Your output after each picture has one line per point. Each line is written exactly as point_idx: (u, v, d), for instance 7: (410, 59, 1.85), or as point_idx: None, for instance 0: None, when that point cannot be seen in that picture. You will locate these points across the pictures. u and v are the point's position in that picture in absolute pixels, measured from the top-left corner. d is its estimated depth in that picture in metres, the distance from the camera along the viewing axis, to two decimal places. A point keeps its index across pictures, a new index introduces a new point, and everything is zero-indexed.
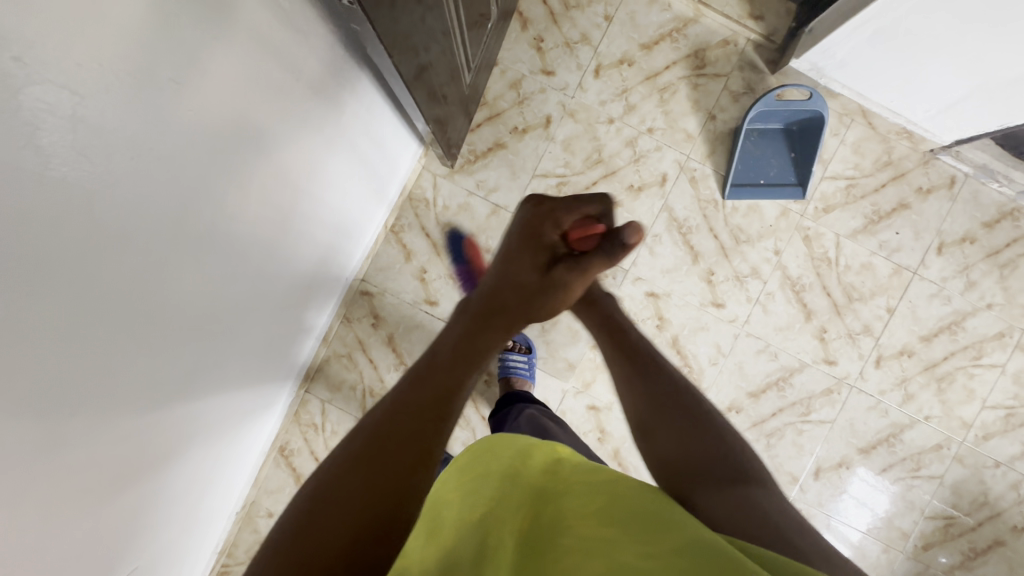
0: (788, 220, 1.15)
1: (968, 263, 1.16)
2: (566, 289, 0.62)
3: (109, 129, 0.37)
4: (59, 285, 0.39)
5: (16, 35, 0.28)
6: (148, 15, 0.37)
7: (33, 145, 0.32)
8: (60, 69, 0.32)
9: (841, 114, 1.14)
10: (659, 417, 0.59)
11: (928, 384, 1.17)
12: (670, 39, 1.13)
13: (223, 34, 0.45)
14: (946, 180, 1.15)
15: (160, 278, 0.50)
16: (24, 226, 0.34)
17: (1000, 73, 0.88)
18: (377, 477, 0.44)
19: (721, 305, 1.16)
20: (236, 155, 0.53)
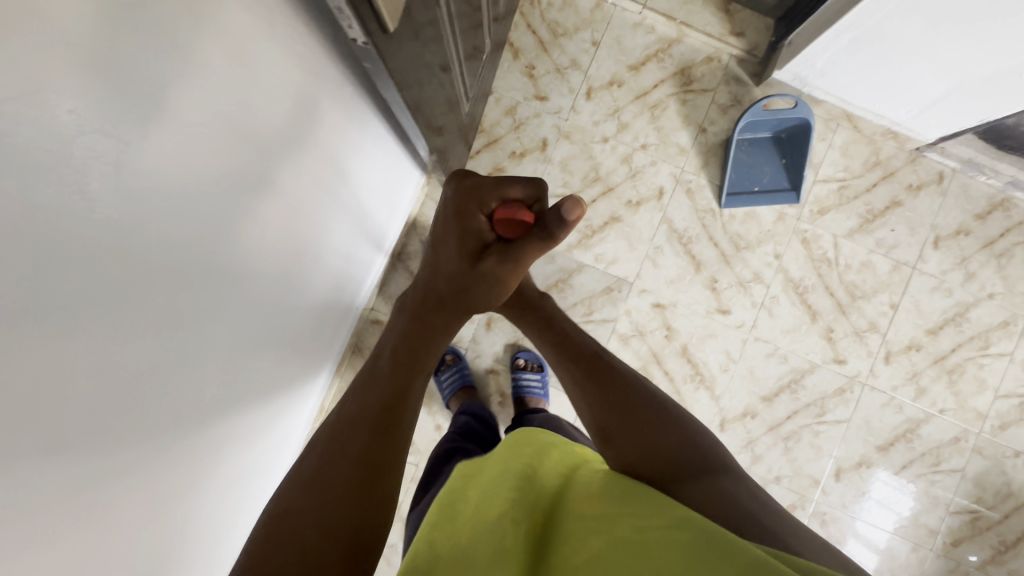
0: (785, 225, 1.18)
1: (965, 255, 1.18)
2: (495, 278, 0.61)
3: (146, 173, 0.40)
4: (101, 319, 0.40)
5: (70, 89, 0.31)
6: (179, 63, 0.39)
7: (81, 192, 0.34)
8: (107, 119, 0.34)
9: (827, 120, 1.17)
10: (620, 415, 0.58)
11: (938, 377, 1.18)
12: (656, 59, 1.18)
13: (247, 78, 0.48)
14: (935, 176, 1.18)
15: (187, 310, 0.51)
16: (74, 268, 0.35)
17: (974, 72, 0.92)
18: (332, 493, 0.46)
19: (728, 312, 1.17)
20: (254, 192, 0.56)
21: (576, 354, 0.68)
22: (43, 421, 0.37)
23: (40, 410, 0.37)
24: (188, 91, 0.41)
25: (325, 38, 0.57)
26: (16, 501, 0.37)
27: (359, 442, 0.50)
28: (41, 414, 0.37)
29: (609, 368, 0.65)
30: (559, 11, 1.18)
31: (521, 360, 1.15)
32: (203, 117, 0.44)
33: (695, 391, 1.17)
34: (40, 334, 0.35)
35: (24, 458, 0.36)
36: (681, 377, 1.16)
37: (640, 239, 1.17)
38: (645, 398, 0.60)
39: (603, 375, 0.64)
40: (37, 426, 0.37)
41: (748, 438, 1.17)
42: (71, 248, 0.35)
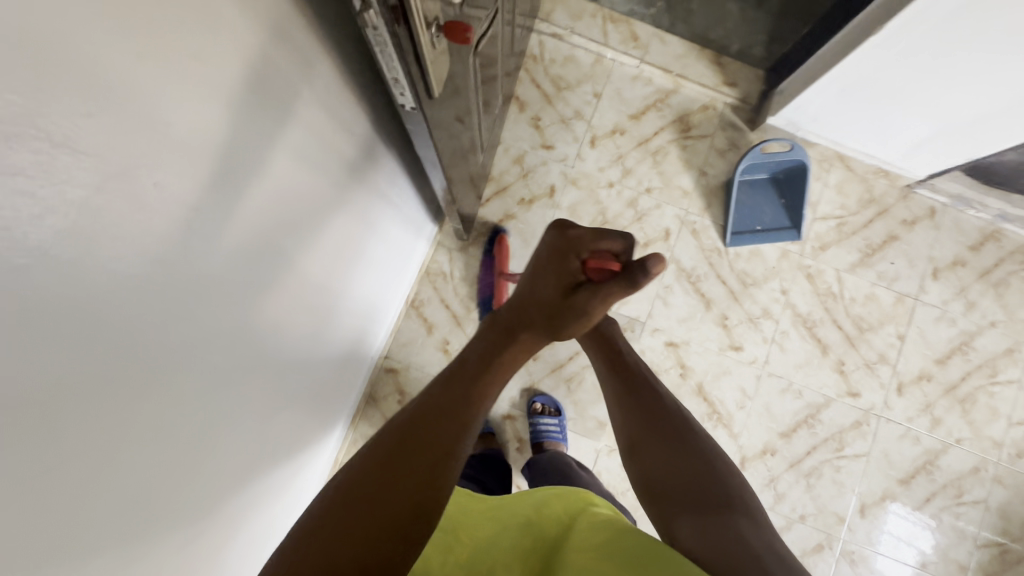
0: (789, 261, 1.21)
1: (963, 285, 1.22)
2: (586, 315, 0.55)
3: (214, 235, 0.41)
4: (170, 342, 0.39)
5: (156, 168, 0.33)
6: (250, 118, 0.41)
7: (159, 262, 0.35)
8: (189, 191, 0.36)
9: (820, 161, 1.23)
10: (655, 438, 0.58)
11: (952, 407, 1.19)
12: (655, 108, 1.24)
13: (305, 135, 0.50)
14: (927, 211, 1.23)
15: (243, 328, 0.50)
16: (143, 333, 0.36)
17: (961, 114, 0.98)
18: (401, 478, 0.44)
19: (740, 348, 1.18)
20: (300, 232, 0.56)
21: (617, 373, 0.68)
22: (103, 472, 0.36)
23: (101, 466, 0.36)
24: (263, 123, 0.43)
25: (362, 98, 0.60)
26: (73, 557, 0.35)
27: (431, 432, 0.48)
28: (105, 456, 0.36)
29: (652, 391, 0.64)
30: (561, 67, 1.24)
31: (538, 404, 1.14)
32: (269, 156, 0.45)
33: (713, 430, 1.16)
34: (114, 381, 0.34)
35: (85, 505, 0.35)
36: (699, 416, 1.16)
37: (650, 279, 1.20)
38: (669, 423, 0.59)
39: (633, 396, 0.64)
40: (96, 486, 0.36)
41: (769, 476, 1.15)
42: (146, 299, 0.35)
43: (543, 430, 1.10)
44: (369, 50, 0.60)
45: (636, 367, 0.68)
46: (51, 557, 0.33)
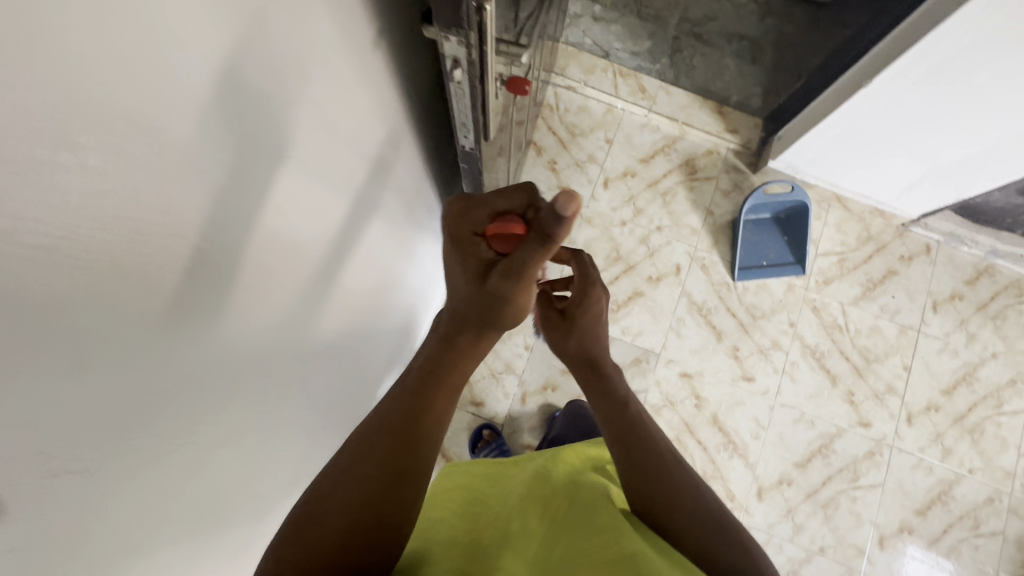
0: (794, 294, 1.27)
1: (963, 317, 1.27)
2: (511, 295, 0.50)
3: (274, 256, 0.47)
4: (245, 319, 0.44)
5: (240, 196, 0.39)
6: (309, 134, 0.47)
7: (236, 277, 0.41)
8: (260, 218, 0.43)
9: (819, 201, 1.31)
10: (676, 504, 0.53)
11: (961, 436, 1.21)
12: (663, 152, 1.33)
13: (349, 170, 0.58)
14: (923, 247, 1.30)
15: (293, 331, 0.55)
16: (219, 341, 0.41)
17: (948, 158, 1.06)
18: (356, 496, 0.45)
19: (752, 379, 1.22)
20: (343, 252, 0.63)
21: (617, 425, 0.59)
22: (178, 466, 0.41)
23: (178, 460, 0.40)
24: (314, 137, 0.48)
25: (390, 133, 0.68)
26: (156, 510, 0.39)
27: (384, 446, 0.48)
28: (184, 452, 0.41)
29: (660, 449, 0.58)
30: (575, 115, 1.34)
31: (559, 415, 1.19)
32: (324, 186, 0.53)
33: (729, 460, 1.18)
34: (204, 348, 0.39)
35: (170, 462, 0.39)
36: (715, 446, 1.18)
37: (663, 311, 1.25)
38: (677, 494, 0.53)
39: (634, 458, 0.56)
40: (171, 478, 0.40)
41: (787, 506, 1.16)
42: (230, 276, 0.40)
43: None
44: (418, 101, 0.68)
45: (641, 420, 0.60)
46: (132, 537, 0.37)
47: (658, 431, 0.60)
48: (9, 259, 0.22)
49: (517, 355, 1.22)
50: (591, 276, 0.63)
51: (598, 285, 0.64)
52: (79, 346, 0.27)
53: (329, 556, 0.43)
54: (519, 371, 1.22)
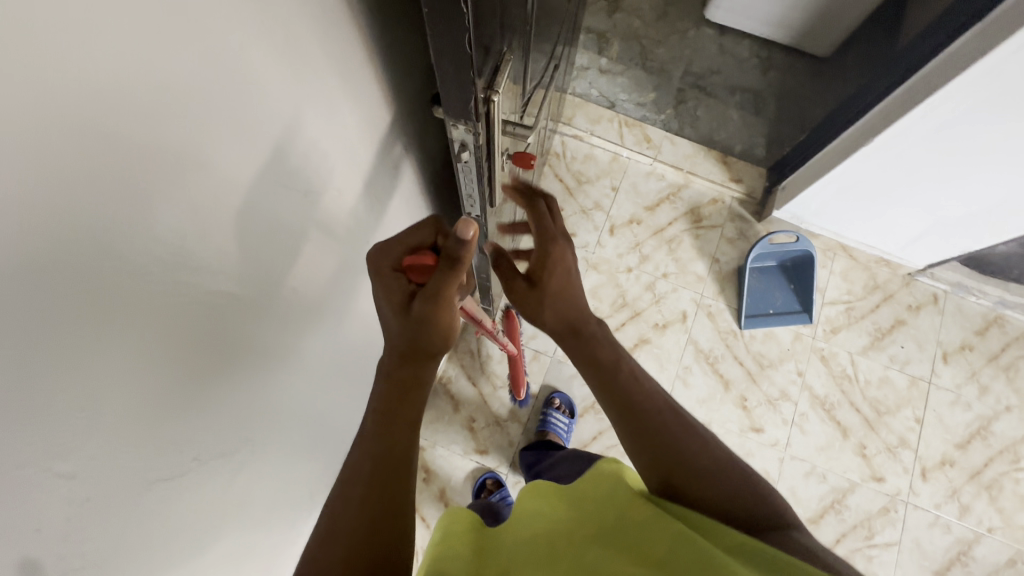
0: (802, 343, 1.26)
1: (974, 369, 1.25)
2: (435, 317, 0.53)
3: (283, 331, 0.48)
4: (256, 377, 0.45)
5: (253, 283, 0.40)
6: (324, 201, 0.48)
7: (247, 355, 0.42)
8: (272, 298, 0.44)
9: (824, 250, 1.32)
10: (680, 450, 0.54)
11: (979, 493, 1.18)
12: (669, 201, 1.35)
13: (357, 236, 0.59)
14: (930, 297, 1.30)
15: (298, 393, 0.55)
16: (227, 416, 0.41)
17: (947, 214, 1.08)
18: (347, 540, 0.44)
19: (761, 430, 1.20)
20: (347, 312, 0.63)
21: (616, 393, 0.60)
22: (183, 545, 0.40)
23: (184, 540, 0.40)
24: (327, 211, 0.50)
25: (400, 194, 0.69)
26: None
27: (358, 491, 0.47)
28: (190, 529, 0.40)
29: (658, 404, 0.59)
30: (581, 163, 1.37)
31: (556, 400, 1.20)
32: (331, 257, 0.54)
33: None
34: (216, 410, 0.39)
35: (173, 543, 0.38)
36: None
37: (669, 359, 1.24)
38: (691, 452, 0.53)
39: (641, 423, 0.57)
40: (176, 559, 0.39)
41: None
42: (242, 341, 0.40)
43: (553, 425, 1.16)
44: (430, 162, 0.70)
45: (637, 381, 0.61)
46: None
47: (654, 387, 0.62)
48: (18, 364, 0.23)
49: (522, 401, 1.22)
50: (552, 225, 0.66)
51: (557, 237, 0.65)
52: (95, 422, 0.28)
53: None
54: (523, 418, 1.21)
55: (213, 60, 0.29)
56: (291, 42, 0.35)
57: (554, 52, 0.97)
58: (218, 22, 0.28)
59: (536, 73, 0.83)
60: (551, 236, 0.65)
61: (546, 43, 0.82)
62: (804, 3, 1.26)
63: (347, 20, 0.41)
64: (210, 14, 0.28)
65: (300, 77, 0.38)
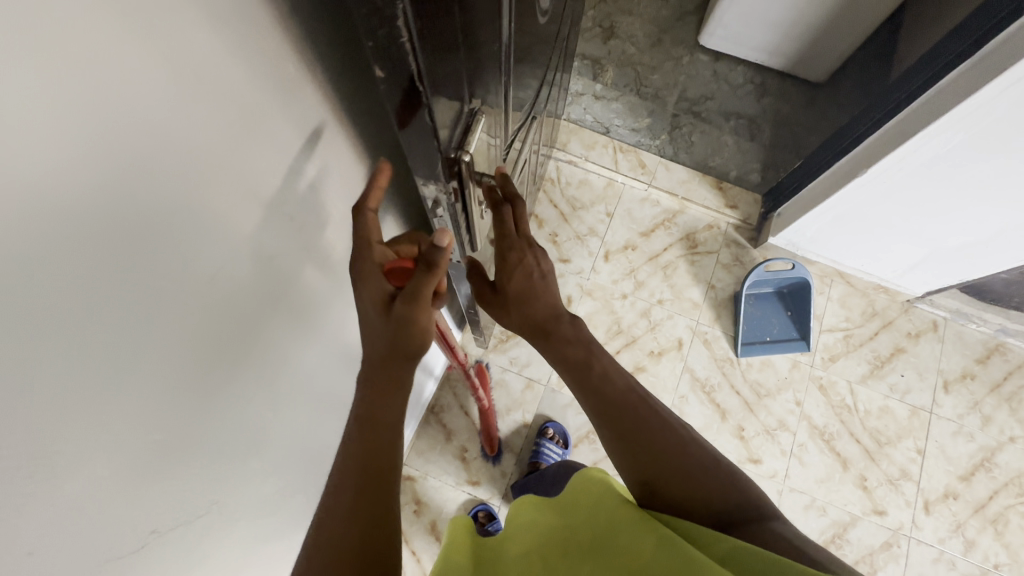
0: (800, 371, 1.25)
1: (976, 399, 1.23)
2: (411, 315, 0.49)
3: (260, 387, 0.47)
4: (227, 432, 0.44)
5: (220, 346, 0.39)
6: (305, 252, 0.48)
7: (214, 412, 0.41)
8: (245, 357, 0.43)
9: (821, 276, 1.31)
10: (652, 453, 0.53)
11: (983, 528, 1.15)
12: (664, 226, 1.35)
13: (343, 280, 0.59)
14: (930, 324, 1.28)
15: (277, 442, 0.54)
16: (191, 474, 0.40)
17: (939, 241, 1.07)
18: (334, 545, 0.43)
19: (759, 461, 1.18)
20: (336, 357, 0.62)
21: (590, 393, 0.59)
22: None
23: None
24: (308, 265, 0.49)
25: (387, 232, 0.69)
26: None
27: (347, 496, 0.45)
28: None
29: (630, 403, 0.57)
30: (576, 189, 1.37)
31: (549, 430, 1.18)
32: (314, 307, 0.53)
33: None
34: (178, 472, 0.39)
35: None
36: None
37: (665, 388, 1.22)
38: (667, 453, 0.53)
39: (615, 423, 0.56)
40: None
41: None
42: (209, 399, 0.40)
43: (546, 456, 1.13)
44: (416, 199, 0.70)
45: (608, 379, 0.59)
46: None
47: (626, 380, 0.60)
48: None
49: (515, 431, 1.20)
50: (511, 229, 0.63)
51: (517, 244, 0.62)
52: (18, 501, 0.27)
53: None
54: (517, 447, 1.19)
55: (170, 126, 0.29)
56: (262, 103, 0.36)
57: (546, 84, 0.98)
58: (176, 93, 0.29)
59: (524, 107, 0.83)
60: (509, 240, 0.63)
61: (535, 77, 0.82)
62: (797, 31, 1.27)
63: (326, 74, 0.41)
64: (165, 83, 0.28)
65: (274, 134, 0.38)
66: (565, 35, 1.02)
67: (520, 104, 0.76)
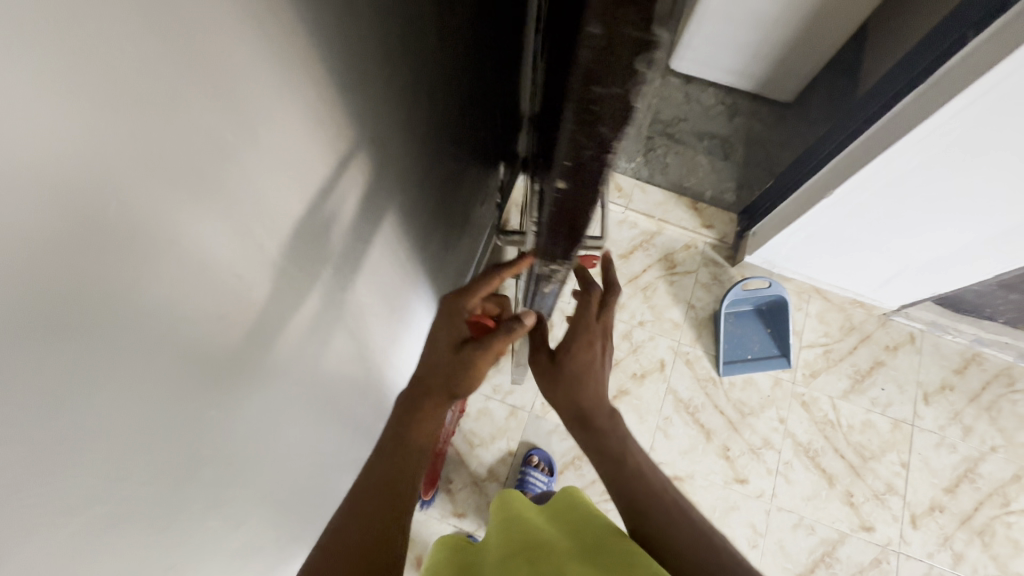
0: (782, 388, 1.25)
1: (956, 409, 1.24)
2: (477, 368, 0.59)
3: (234, 445, 0.44)
4: (196, 499, 0.41)
5: (194, 413, 0.37)
6: (293, 322, 0.46)
7: (184, 479, 0.39)
8: (216, 421, 0.40)
9: (798, 292, 1.32)
10: (672, 536, 0.54)
11: (971, 540, 1.15)
12: (642, 248, 1.36)
13: (334, 324, 0.57)
14: (907, 336, 1.29)
15: (251, 498, 0.52)
16: (152, 547, 0.38)
17: (929, 252, 1.06)
18: (359, 530, 0.49)
19: (745, 481, 1.18)
20: (319, 403, 0.61)
21: (620, 485, 0.61)
22: None
23: None
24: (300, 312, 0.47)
25: (400, 253, 0.71)
26: None
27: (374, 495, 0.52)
28: None
29: (657, 493, 0.59)
30: None
31: (534, 458, 1.17)
32: (302, 357, 0.52)
33: None
34: (138, 550, 0.36)
35: None
36: None
37: (649, 410, 1.22)
38: (685, 538, 0.54)
39: (639, 523, 0.57)
40: None
41: None
42: (181, 477, 0.38)
43: (531, 485, 1.12)
44: (419, 210, 0.72)
45: (640, 474, 0.62)
46: None
47: (658, 478, 0.62)
48: None
49: (499, 460, 1.19)
50: (593, 313, 0.66)
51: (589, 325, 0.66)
52: None
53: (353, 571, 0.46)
54: (502, 476, 1.18)
55: (111, 207, 0.24)
56: (240, 181, 0.32)
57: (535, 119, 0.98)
58: (126, 167, 0.24)
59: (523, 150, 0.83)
60: (587, 322, 0.66)
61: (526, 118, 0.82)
62: (764, 53, 1.30)
63: None
64: (105, 158, 0.23)
65: (250, 216, 0.34)
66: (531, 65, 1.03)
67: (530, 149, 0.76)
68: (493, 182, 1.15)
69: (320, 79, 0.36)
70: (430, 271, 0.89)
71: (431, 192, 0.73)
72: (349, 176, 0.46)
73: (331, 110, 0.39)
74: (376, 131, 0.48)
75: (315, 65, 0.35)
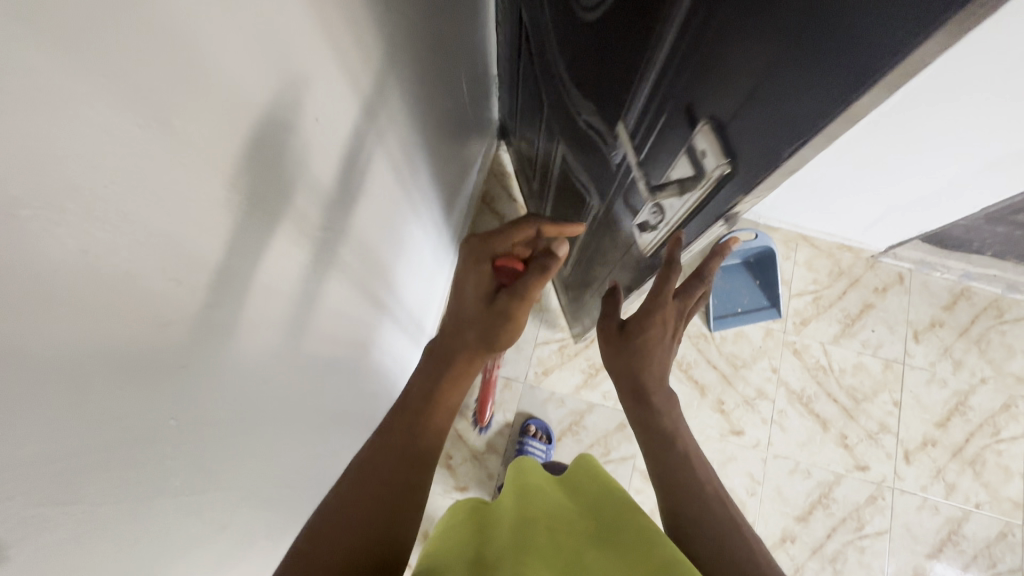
0: (773, 339, 1.25)
1: (946, 345, 1.25)
2: (511, 319, 0.59)
3: (212, 452, 0.43)
4: (176, 512, 0.40)
5: (158, 426, 0.35)
6: (254, 324, 0.44)
7: (162, 492, 0.38)
8: (187, 431, 0.38)
9: (786, 241, 1.31)
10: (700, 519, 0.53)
11: (963, 470, 1.18)
12: None
13: (317, 306, 0.56)
14: (896, 277, 1.29)
15: (241, 500, 0.51)
16: (136, 563, 0.37)
17: (921, 188, 1.02)
18: (371, 483, 0.50)
19: (741, 432, 1.19)
20: (308, 390, 0.60)
21: (664, 468, 0.60)
22: None
23: None
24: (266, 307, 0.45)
25: (385, 220, 0.69)
26: None
27: (391, 456, 0.52)
28: None
29: (696, 477, 0.58)
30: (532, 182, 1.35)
31: (531, 427, 1.18)
32: (281, 350, 0.50)
33: None
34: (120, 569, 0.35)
35: None
36: None
37: None
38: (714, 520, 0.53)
39: (673, 501, 0.56)
40: None
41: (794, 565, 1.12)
42: (153, 495, 0.37)
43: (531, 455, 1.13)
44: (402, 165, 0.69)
45: (688, 462, 0.60)
46: None
47: (707, 471, 0.60)
48: None
49: (497, 432, 1.19)
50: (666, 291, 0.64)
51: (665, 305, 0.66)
52: None
53: (362, 529, 0.46)
54: (501, 447, 1.19)
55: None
56: (164, 183, 0.30)
57: (523, 82, 0.93)
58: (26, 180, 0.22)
59: (566, 114, 0.76)
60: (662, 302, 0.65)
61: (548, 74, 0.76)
62: None
63: None
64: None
65: (184, 220, 0.32)
66: (493, 28, 0.98)
67: (586, 111, 0.68)
68: (470, 153, 1.11)
69: (241, 63, 0.33)
70: (410, 249, 0.87)
71: (402, 165, 0.69)
72: (295, 166, 0.43)
73: (264, 99, 0.36)
74: (325, 114, 0.44)
75: (229, 48, 0.31)
